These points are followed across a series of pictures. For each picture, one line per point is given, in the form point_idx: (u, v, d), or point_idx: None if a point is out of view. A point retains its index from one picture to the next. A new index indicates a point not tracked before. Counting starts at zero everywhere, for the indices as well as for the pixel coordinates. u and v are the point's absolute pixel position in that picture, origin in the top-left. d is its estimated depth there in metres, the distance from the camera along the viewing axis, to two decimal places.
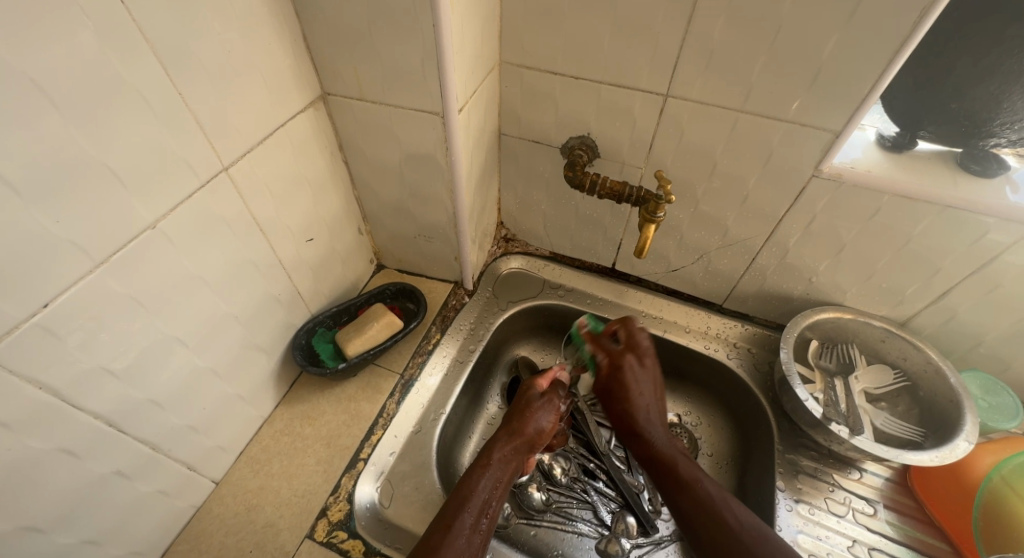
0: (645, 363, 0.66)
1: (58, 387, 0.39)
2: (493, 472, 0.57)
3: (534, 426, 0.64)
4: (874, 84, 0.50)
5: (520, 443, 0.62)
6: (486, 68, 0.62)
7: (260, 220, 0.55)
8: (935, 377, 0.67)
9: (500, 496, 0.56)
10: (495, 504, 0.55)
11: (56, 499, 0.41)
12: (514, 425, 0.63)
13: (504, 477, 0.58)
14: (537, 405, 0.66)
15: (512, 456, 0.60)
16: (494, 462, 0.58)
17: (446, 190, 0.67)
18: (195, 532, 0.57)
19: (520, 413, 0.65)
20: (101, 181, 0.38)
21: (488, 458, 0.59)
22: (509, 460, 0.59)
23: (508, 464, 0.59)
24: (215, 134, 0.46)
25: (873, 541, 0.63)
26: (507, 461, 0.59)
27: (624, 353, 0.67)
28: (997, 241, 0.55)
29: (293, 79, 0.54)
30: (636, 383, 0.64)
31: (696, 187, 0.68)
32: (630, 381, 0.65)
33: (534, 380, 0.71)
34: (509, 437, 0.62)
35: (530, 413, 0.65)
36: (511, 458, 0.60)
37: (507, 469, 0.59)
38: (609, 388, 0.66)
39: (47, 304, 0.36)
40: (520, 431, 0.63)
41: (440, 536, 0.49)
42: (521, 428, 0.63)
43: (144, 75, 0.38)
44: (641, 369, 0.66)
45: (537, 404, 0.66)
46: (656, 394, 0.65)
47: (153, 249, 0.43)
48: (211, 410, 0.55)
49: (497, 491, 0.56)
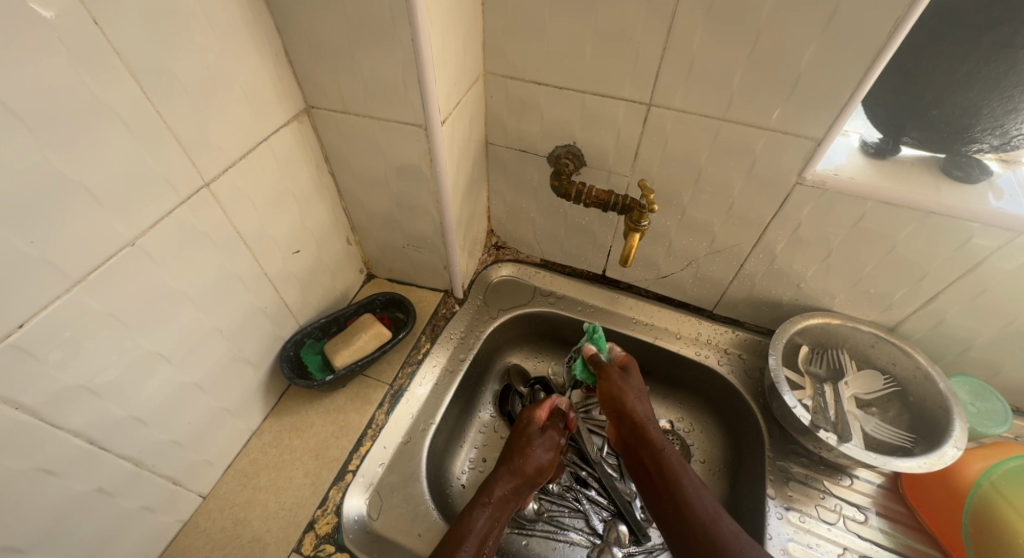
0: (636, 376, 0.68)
1: (35, 406, 0.39)
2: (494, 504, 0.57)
3: (536, 464, 0.63)
4: (854, 91, 0.50)
5: (521, 483, 0.61)
6: (470, 79, 0.62)
7: (244, 233, 0.55)
8: (925, 382, 0.66)
9: (497, 535, 0.56)
10: (492, 543, 0.55)
11: (36, 519, 0.41)
12: (516, 463, 0.62)
13: (503, 516, 0.57)
14: (538, 441, 0.66)
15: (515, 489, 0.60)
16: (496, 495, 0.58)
17: (432, 200, 0.67)
18: (181, 547, 0.56)
19: (520, 447, 0.64)
20: (77, 200, 0.38)
21: (492, 492, 0.59)
22: (509, 498, 0.59)
23: (509, 500, 0.59)
24: (195, 150, 0.46)
25: (863, 549, 0.63)
26: (508, 496, 0.59)
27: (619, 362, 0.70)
28: (982, 246, 0.55)
29: (275, 93, 0.55)
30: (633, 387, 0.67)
31: (682, 194, 0.68)
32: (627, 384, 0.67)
33: (531, 410, 0.70)
34: (512, 475, 0.61)
35: (530, 445, 0.65)
36: (511, 497, 0.59)
37: (506, 506, 0.59)
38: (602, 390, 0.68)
39: (22, 325, 0.36)
40: (523, 468, 0.62)
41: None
42: (522, 466, 0.62)
43: (120, 94, 0.39)
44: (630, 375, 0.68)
45: (538, 440, 0.66)
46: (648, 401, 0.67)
47: (132, 266, 0.43)
48: (196, 424, 0.55)
49: (496, 529, 0.56)
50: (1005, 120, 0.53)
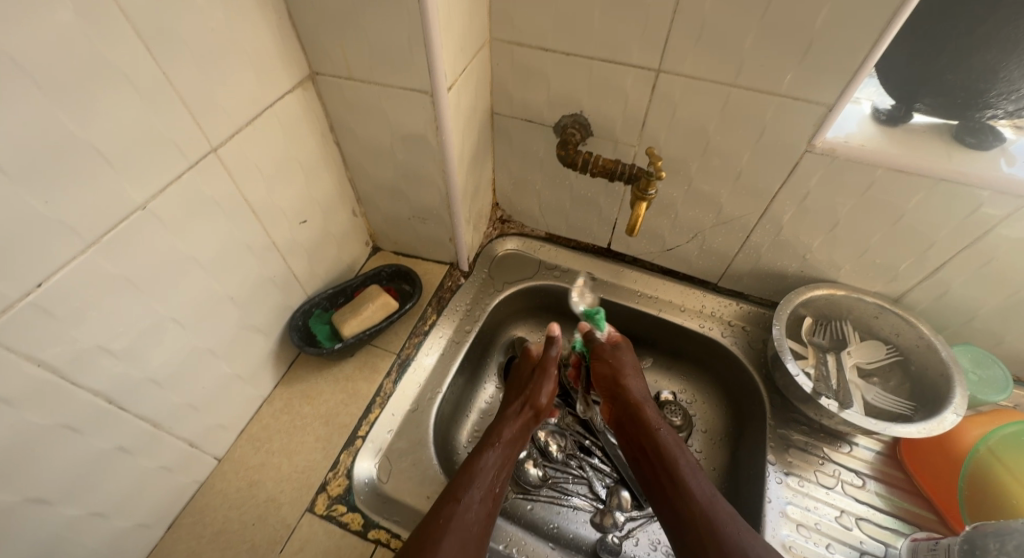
0: (630, 355, 0.72)
1: (55, 364, 0.40)
2: (501, 439, 0.61)
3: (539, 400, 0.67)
4: (867, 55, 0.49)
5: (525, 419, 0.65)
6: (476, 45, 0.61)
7: (252, 201, 0.55)
8: (927, 351, 0.67)
9: (506, 466, 0.59)
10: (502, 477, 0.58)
11: (61, 474, 0.42)
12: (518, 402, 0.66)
13: (511, 450, 0.61)
14: (535, 379, 0.69)
15: (520, 425, 0.64)
16: (501, 435, 0.61)
17: (438, 169, 0.67)
18: (200, 506, 0.59)
19: (521, 390, 0.68)
20: (90, 162, 0.38)
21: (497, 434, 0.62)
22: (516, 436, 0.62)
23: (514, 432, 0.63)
24: (202, 115, 0.46)
25: (861, 512, 0.64)
26: (514, 433, 0.63)
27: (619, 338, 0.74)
28: (991, 214, 0.55)
29: (280, 58, 0.54)
30: (627, 365, 0.70)
31: (689, 164, 0.67)
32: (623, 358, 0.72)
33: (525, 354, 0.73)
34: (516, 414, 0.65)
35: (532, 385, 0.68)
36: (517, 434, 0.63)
37: (514, 445, 0.62)
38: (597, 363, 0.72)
39: (40, 284, 0.37)
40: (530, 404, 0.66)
41: (449, 507, 0.52)
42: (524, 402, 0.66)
43: (127, 55, 0.38)
44: (627, 351, 0.73)
45: (534, 379, 0.69)
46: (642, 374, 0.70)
47: (144, 230, 0.43)
48: (210, 389, 0.57)
49: (504, 461, 0.59)
50: (1021, 84, 0.52)
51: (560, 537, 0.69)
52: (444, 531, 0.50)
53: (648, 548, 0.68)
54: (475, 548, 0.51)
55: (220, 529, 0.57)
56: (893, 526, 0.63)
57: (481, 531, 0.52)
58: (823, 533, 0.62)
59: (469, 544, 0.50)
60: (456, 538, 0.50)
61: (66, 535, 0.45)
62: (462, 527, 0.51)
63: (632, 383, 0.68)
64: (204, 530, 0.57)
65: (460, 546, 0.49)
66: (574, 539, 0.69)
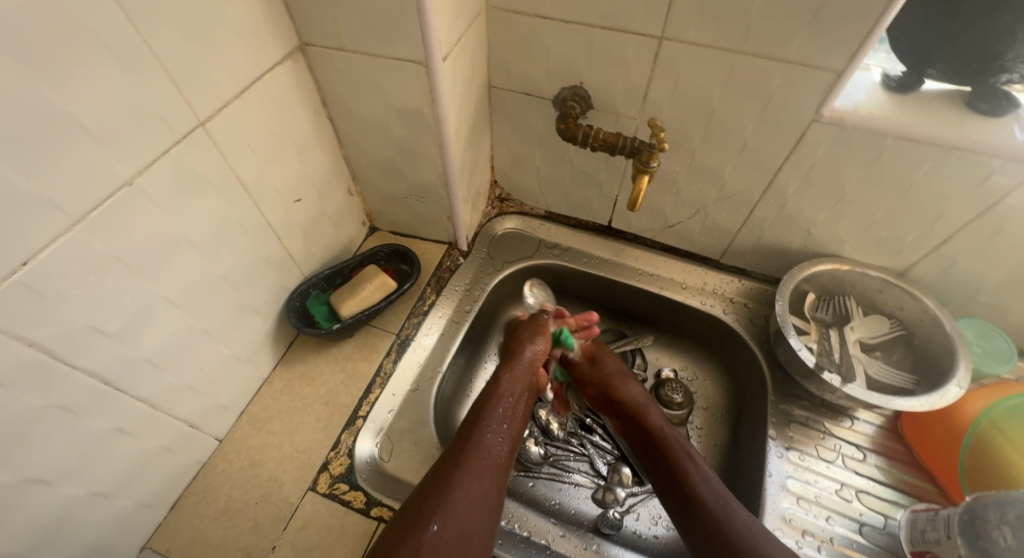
0: (615, 359, 0.72)
1: (47, 344, 0.39)
2: (505, 387, 0.62)
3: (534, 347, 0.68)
4: (880, 17, 0.47)
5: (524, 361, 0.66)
6: (471, 13, 0.59)
7: (243, 178, 0.54)
8: (932, 325, 0.67)
9: (514, 410, 0.60)
10: (511, 419, 0.59)
11: (59, 455, 0.42)
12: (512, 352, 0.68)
13: (516, 393, 0.62)
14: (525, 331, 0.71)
15: (525, 373, 0.65)
16: (505, 385, 0.62)
17: (435, 145, 0.65)
18: (202, 486, 0.59)
19: (514, 342, 0.70)
20: (71, 135, 0.37)
21: (503, 384, 0.63)
22: (522, 378, 0.64)
23: (520, 379, 0.64)
24: (188, 87, 0.44)
25: (861, 485, 0.64)
26: (518, 380, 0.64)
27: (595, 345, 0.74)
28: (1001, 183, 0.54)
29: (268, 28, 0.52)
30: (612, 374, 0.69)
31: (692, 137, 0.65)
32: (606, 366, 0.71)
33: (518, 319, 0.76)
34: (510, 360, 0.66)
35: (522, 339, 0.70)
36: (523, 376, 0.64)
37: (521, 385, 0.64)
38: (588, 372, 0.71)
39: (25, 263, 0.36)
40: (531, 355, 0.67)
41: (462, 447, 0.54)
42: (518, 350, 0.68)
43: (106, 21, 0.37)
44: (614, 357, 0.72)
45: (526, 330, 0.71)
46: (631, 374, 0.70)
47: (132, 207, 0.42)
48: (207, 370, 0.56)
49: (511, 405, 0.61)
50: None
51: (561, 513, 0.69)
52: (459, 466, 0.51)
53: (649, 523, 0.70)
54: (494, 480, 0.52)
55: (223, 508, 0.58)
56: (893, 498, 0.63)
57: (498, 466, 0.54)
58: (823, 506, 0.63)
59: (488, 476, 0.52)
60: (473, 470, 0.51)
61: (67, 516, 0.45)
62: (477, 464, 0.52)
63: (627, 387, 0.68)
64: (207, 509, 0.57)
65: (478, 477, 0.51)
66: (575, 514, 0.69)
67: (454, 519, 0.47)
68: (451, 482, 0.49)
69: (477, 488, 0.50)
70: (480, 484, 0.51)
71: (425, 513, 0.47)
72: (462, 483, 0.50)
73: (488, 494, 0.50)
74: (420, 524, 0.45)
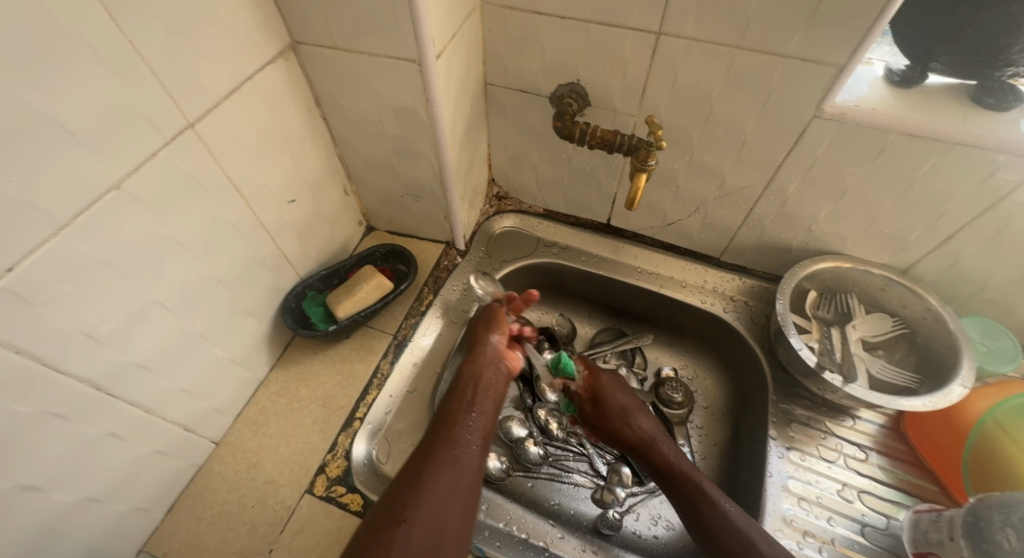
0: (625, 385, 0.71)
1: (38, 351, 0.39)
2: (468, 379, 0.61)
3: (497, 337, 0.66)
4: (882, 10, 0.46)
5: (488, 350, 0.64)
6: (465, 9, 0.58)
7: (235, 179, 0.53)
8: (935, 323, 0.66)
9: (484, 400, 0.59)
10: (480, 409, 0.58)
11: (51, 461, 0.42)
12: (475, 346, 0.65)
13: (485, 385, 0.61)
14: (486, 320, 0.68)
15: (492, 365, 0.63)
16: (470, 376, 0.61)
17: (430, 144, 0.64)
18: (198, 489, 0.58)
19: (474, 336, 0.67)
20: (56, 138, 0.36)
21: (469, 376, 0.61)
22: (487, 367, 0.63)
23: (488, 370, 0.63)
24: (176, 88, 0.44)
25: (863, 485, 0.64)
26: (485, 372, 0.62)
27: (598, 371, 0.72)
28: (1007, 179, 0.53)
29: (258, 26, 0.51)
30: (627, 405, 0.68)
31: (691, 133, 0.64)
32: (609, 396, 0.69)
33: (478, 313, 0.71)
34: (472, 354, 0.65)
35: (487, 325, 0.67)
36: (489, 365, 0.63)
37: (488, 374, 0.62)
38: (594, 407, 0.70)
39: (11, 269, 0.35)
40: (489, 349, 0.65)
41: (429, 443, 0.53)
42: (482, 339, 0.66)
43: (90, 21, 0.36)
44: (616, 384, 0.71)
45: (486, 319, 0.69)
46: (636, 405, 0.69)
47: (120, 211, 0.42)
48: (202, 373, 0.56)
49: (480, 397, 0.59)
50: None
51: (561, 513, 0.69)
52: (427, 461, 0.50)
53: (649, 523, 0.69)
54: (466, 472, 0.51)
55: (220, 511, 0.57)
56: (895, 498, 0.63)
57: (470, 457, 0.52)
58: (824, 506, 0.62)
59: (458, 469, 0.51)
60: (442, 464, 0.50)
61: (61, 522, 0.44)
62: (447, 455, 0.51)
63: (639, 418, 0.67)
64: (204, 512, 0.57)
65: (448, 471, 0.50)
66: (574, 515, 0.69)
67: (427, 515, 0.46)
68: (423, 479, 0.49)
69: (447, 483, 0.49)
70: (451, 478, 0.49)
71: (397, 513, 0.46)
72: (432, 477, 0.49)
73: (460, 486, 0.49)
74: (395, 524, 0.45)
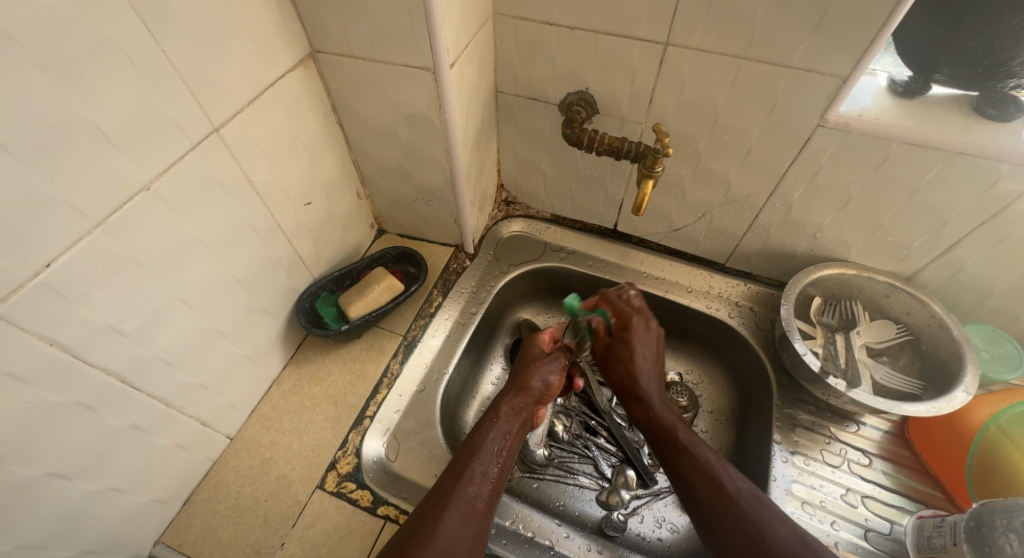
0: (650, 326, 0.66)
1: (69, 344, 0.40)
2: (501, 423, 0.59)
3: (544, 382, 0.66)
4: (885, 22, 0.47)
5: (529, 396, 0.63)
6: (478, 20, 0.60)
7: (255, 182, 0.55)
8: (939, 330, 0.66)
9: (509, 446, 0.58)
10: (504, 455, 0.56)
11: (77, 450, 0.44)
12: (519, 380, 0.65)
13: (513, 429, 0.60)
14: (544, 360, 0.68)
15: (521, 409, 0.62)
16: (503, 418, 0.60)
17: (443, 150, 0.66)
18: (213, 482, 0.60)
19: (524, 368, 0.67)
20: (90, 142, 0.38)
21: (504, 418, 0.60)
22: (518, 412, 0.61)
23: (517, 415, 0.61)
24: (203, 94, 0.46)
25: (866, 490, 0.64)
26: (515, 415, 0.61)
27: (633, 314, 0.65)
28: (1009, 189, 0.54)
29: (280, 35, 0.53)
30: (638, 354, 0.64)
31: (697, 141, 0.66)
32: (635, 343, 0.64)
33: (536, 336, 0.72)
34: (515, 393, 0.63)
35: (532, 368, 0.66)
36: (520, 411, 0.62)
37: (518, 420, 0.61)
38: (611, 350, 0.66)
39: (49, 264, 0.37)
40: (527, 387, 0.64)
41: (451, 484, 0.52)
42: (526, 382, 0.64)
43: (125, 31, 0.38)
44: (647, 333, 0.65)
45: (544, 360, 0.68)
46: (656, 365, 0.64)
47: (148, 211, 0.44)
48: (219, 370, 0.57)
49: (507, 441, 0.58)
50: None
51: (566, 514, 0.70)
52: (446, 506, 0.49)
53: (653, 525, 0.70)
54: (477, 526, 0.50)
55: (234, 505, 0.59)
56: (899, 504, 0.63)
57: (486, 509, 0.51)
58: (828, 510, 0.63)
59: (471, 520, 0.49)
60: (458, 513, 0.49)
61: (83, 509, 0.46)
62: (465, 502, 0.50)
63: (640, 360, 0.64)
64: (218, 505, 0.59)
65: (462, 520, 0.49)
66: (580, 516, 0.69)
67: None
68: (436, 524, 0.48)
69: (458, 532, 0.48)
70: (463, 528, 0.48)
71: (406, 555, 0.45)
72: (446, 524, 0.48)
73: (468, 537, 0.48)
74: None
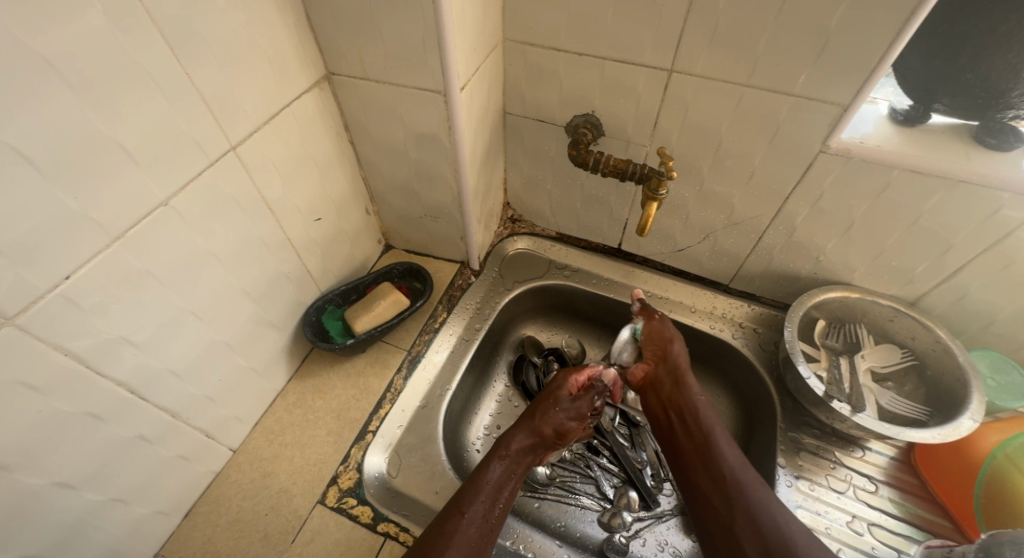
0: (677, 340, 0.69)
1: (82, 354, 0.41)
2: (507, 460, 0.60)
3: (567, 423, 0.65)
4: (884, 53, 0.48)
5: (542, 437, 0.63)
6: (488, 45, 0.62)
7: (268, 198, 0.57)
8: (944, 356, 0.66)
9: (511, 487, 0.59)
10: (506, 497, 0.58)
11: (84, 459, 0.44)
12: (535, 419, 0.64)
13: (518, 470, 0.60)
14: (564, 402, 0.66)
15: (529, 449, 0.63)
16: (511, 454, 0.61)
17: (451, 169, 0.67)
18: (214, 496, 0.60)
19: (544, 406, 0.65)
20: (114, 159, 0.39)
21: (511, 455, 0.61)
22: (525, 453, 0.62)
23: (523, 456, 0.62)
24: (222, 114, 0.47)
25: (872, 517, 0.63)
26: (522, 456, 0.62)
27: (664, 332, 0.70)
28: (1011, 216, 0.54)
29: (298, 58, 0.55)
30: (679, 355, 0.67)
31: (701, 164, 0.67)
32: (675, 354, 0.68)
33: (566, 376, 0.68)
34: (528, 431, 0.63)
35: (552, 408, 0.65)
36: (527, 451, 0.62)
37: (522, 460, 0.62)
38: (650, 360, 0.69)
39: (68, 277, 0.39)
40: (542, 427, 0.64)
41: (451, 523, 0.52)
42: (541, 425, 0.64)
43: (152, 55, 0.40)
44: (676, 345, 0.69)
45: (564, 402, 0.65)
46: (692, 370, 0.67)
47: (165, 226, 0.45)
48: (225, 382, 0.58)
49: (510, 483, 0.59)
50: None
51: (567, 535, 0.69)
52: (446, 545, 0.50)
53: (655, 549, 0.68)
54: None
55: (235, 518, 0.59)
56: (905, 533, 0.62)
57: (481, 549, 0.52)
58: (834, 537, 0.62)
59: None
60: (456, 555, 0.50)
61: (88, 520, 0.46)
62: (462, 543, 0.51)
63: (685, 370, 0.66)
64: (218, 519, 0.59)
65: None
66: (581, 538, 0.69)
67: None
68: None
69: None
70: None
71: None
72: None
73: None
74: None
